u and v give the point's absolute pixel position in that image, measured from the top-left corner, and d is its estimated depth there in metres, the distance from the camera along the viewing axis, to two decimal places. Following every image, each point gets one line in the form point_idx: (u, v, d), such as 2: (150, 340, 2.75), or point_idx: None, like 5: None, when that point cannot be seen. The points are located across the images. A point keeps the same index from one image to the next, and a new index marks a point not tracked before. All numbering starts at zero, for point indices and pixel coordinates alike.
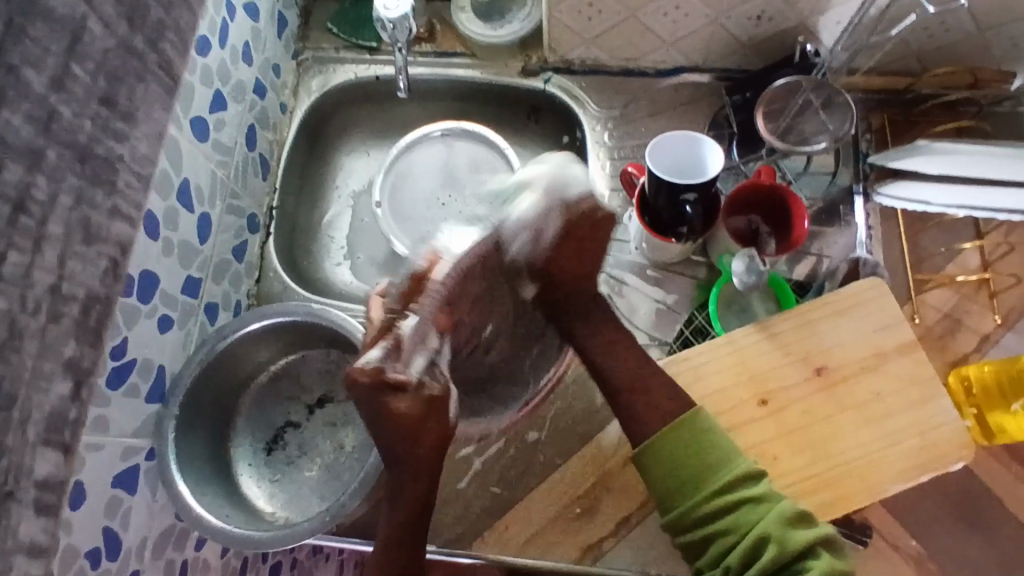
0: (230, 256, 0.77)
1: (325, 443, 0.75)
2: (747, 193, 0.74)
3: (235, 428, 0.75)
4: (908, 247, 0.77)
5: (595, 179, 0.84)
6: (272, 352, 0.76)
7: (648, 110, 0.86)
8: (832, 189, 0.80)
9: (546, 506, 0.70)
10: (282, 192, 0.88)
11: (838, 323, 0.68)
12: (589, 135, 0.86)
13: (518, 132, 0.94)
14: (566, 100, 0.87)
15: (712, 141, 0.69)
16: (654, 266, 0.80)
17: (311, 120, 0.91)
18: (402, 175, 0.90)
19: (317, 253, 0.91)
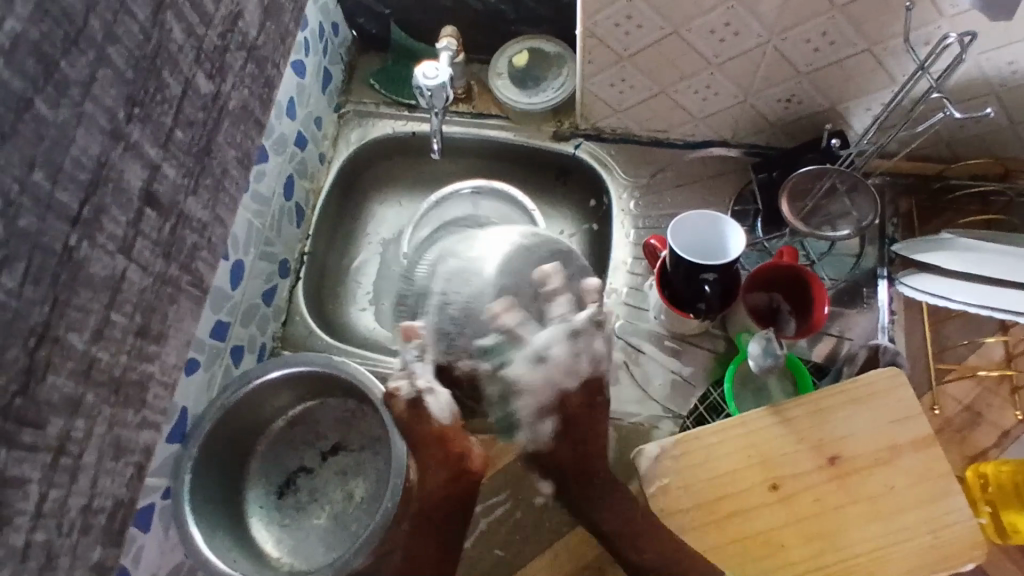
0: (259, 300, 0.80)
1: (336, 491, 0.76)
2: (769, 272, 0.75)
3: (249, 468, 0.77)
4: (930, 336, 0.76)
5: (618, 246, 0.85)
6: (293, 398, 0.78)
7: (675, 180, 0.87)
8: (855, 270, 0.80)
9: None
10: (315, 239, 0.90)
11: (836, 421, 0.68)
12: (615, 202, 0.88)
13: (546, 192, 0.96)
14: (594, 166, 0.90)
15: (736, 223, 0.70)
16: (672, 337, 0.80)
17: (347, 169, 0.94)
18: (429, 228, 0.92)
19: (342, 298, 0.93)
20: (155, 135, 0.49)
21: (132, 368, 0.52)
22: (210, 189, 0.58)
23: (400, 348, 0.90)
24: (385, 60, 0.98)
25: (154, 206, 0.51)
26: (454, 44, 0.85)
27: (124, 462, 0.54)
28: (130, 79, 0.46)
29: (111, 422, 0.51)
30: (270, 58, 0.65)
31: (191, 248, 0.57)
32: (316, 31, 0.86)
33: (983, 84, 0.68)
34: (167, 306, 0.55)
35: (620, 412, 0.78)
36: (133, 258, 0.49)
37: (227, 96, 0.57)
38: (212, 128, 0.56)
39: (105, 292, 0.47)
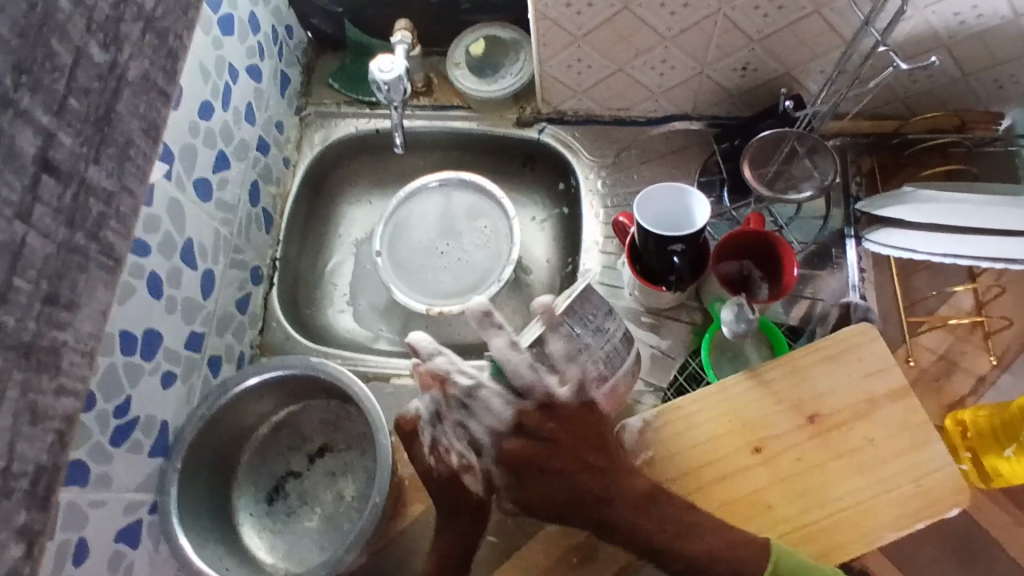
0: (233, 308, 0.80)
1: (325, 493, 0.76)
2: (738, 241, 0.76)
3: (236, 477, 0.77)
4: (900, 289, 0.77)
5: (589, 226, 0.86)
6: (274, 403, 0.78)
7: (640, 157, 0.88)
8: (823, 232, 0.81)
9: (541, 556, 0.71)
10: (286, 243, 0.90)
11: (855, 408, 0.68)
12: (583, 183, 0.88)
13: (515, 178, 0.97)
14: (559, 149, 0.90)
15: (699, 193, 0.71)
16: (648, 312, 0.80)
17: (313, 171, 0.94)
18: (401, 224, 0.91)
19: (319, 300, 0.92)
20: (48, 102, 0.42)
21: (42, 337, 0.44)
22: (116, 160, 0.48)
23: (381, 346, 0.90)
24: (342, 59, 0.98)
25: (52, 173, 0.43)
26: (408, 38, 0.85)
27: (43, 429, 0.46)
28: (15, 45, 0.40)
29: (24, 386, 0.44)
30: (177, 31, 0.51)
31: (100, 218, 0.48)
32: (269, 34, 0.86)
33: (932, 37, 0.69)
34: (76, 276, 0.46)
35: None
36: (33, 224, 0.42)
37: (124, 67, 0.47)
38: (112, 96, 0.46)
39: (5, 256, 0.41)
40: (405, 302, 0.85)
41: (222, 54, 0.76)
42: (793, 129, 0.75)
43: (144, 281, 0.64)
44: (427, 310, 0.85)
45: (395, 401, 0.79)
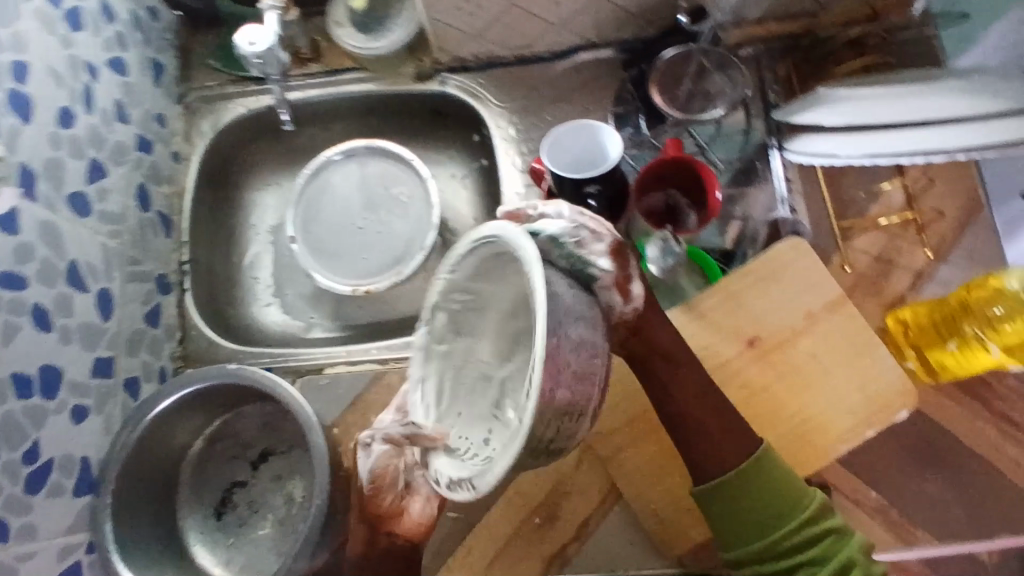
0: (143, 324, 0.75)
1: (275, 498, 0.73)
2: (658, 171, 0.73)
3: (180, 497, 0.73)
4: (829, 195, 0.75)
5: (509, 177, 0.81)
6: (204, 416, 0.74)
7: (550, 95, 0.83)
8: (747, 147, 0.77)
9: (505, 523, 0.70)
10: (192, 244, 0.84)
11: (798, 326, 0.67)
12: (496, 132, 0.83)
13: (427, 136, 0.91)
14: (466, 99, 0.85)
15: (609, 127, 0.67)
16: None
17: (210, 161, 0.87)
18: (311, 205, 0.86)
19: (242, 298, 0.87)
20: None
21: None
22: None
23: (315, 335, 0.86)
24: (220, 35, 0.90)
25: None
26: (279, 1, 0.77)
27: None
28: None
29: None
30: None
31: None
32: (127, 19, 0.78)
33: None
34: None
35: None
36: None
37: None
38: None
39: None
40: (330, 287, 0.81)
41: (73, 51, 0.69)
42: (699, 45, 0.75)
43: (26, 316, 0.59)
44: (355, 291, 0.81)
45: (331, 392, 0.76)
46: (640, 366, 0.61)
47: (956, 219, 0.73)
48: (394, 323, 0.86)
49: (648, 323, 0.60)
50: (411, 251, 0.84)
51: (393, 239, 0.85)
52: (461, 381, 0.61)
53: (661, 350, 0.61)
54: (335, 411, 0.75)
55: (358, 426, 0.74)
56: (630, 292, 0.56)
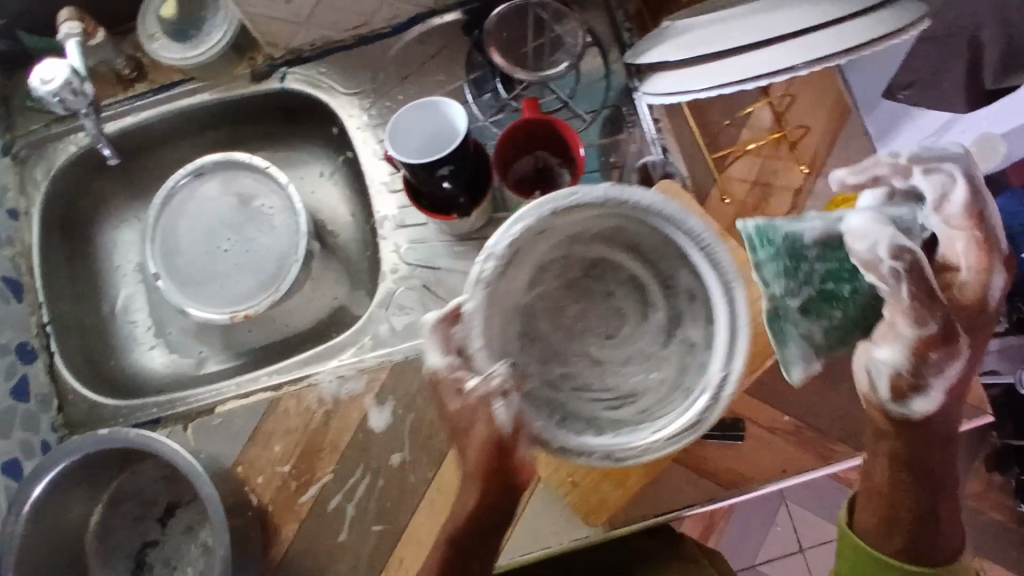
0: (10, 400, 0.70)
1: (192, 549, 0.70)
2: (520, 136, 0.69)
3: (91, 572, 0.69)
4: (697, 127, 0.73)
5: (373, 167, 0.77)
6: (94, 484, 0.69)
7: (400, 73, 0.78)
8: (609, 93, 0.74)
9: (431, 525, 0.68)
10: (52, 302, 0.78)
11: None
12: (350, 123, 0.78)
13: (285, 138, 0.85)
14: (311, 92, 0.79)
15: (453, 102, 0.64)
16: (460, 240, 0.75)
17: (53, 209, 0.80)
18: (170, 234, 0.80)
19: (123, 346, 0.82)
20: None
21: None
22: None
23: (209, 369, 0.81)
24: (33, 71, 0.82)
25: None
26: (77, 26, 0.73)
27: None
28: None
29: None
30: None
31: None
32: None
33: None
34: None
35: None
36: None
37: None
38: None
39: None
40: (205, 319, 0.75)
41: None
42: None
43: None
44: (233, 318, 0.75)
45: (227, 430, 0.72)
46: (933, 442, 0.47)
47: (825, 131, 0.73)
48: (288, 340, 0.82)
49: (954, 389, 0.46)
50: (287, 263, 0.79)
51: (266, 255, 0.80)
52: (510, 331, 0.57)
53: (943, 432, 0.47)
54: (236, 448, 0.71)
55: (263, 459, 0.71)
56: (925, 393, 0.45)
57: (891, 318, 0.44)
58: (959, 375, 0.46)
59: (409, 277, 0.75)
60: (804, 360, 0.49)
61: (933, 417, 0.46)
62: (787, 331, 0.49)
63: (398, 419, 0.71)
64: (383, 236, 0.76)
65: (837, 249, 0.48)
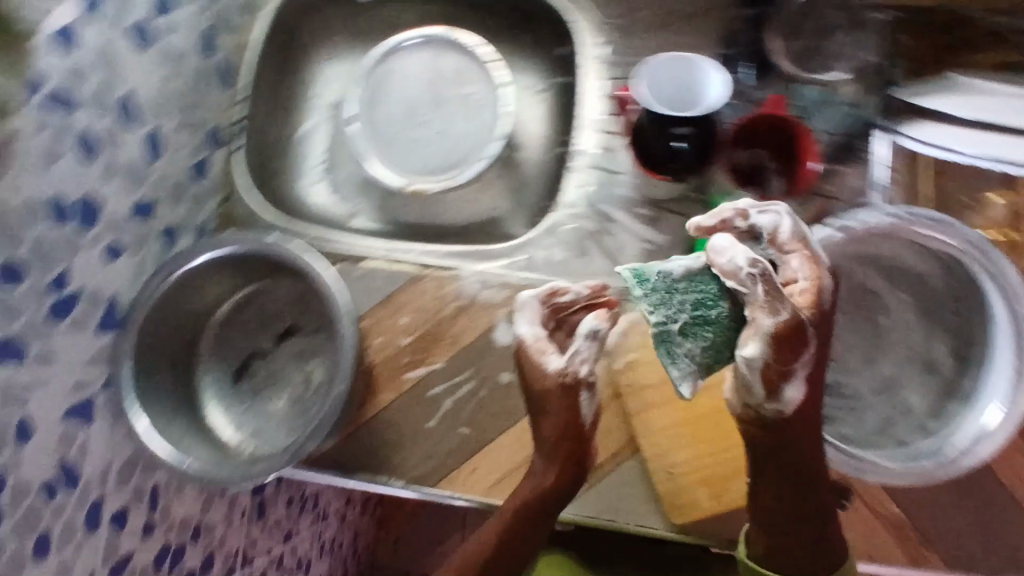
0: (189, 175, 0.72)
1: (293, 374, 0.72)
2: (753, 127, 0.68)
3: (201, 355, 0.73)
4: (931, 191, 0.68)
5: (589, 101, 0.76)
6: (232, 280, 0.72)
7: (655, 21, 0.76)
8: (853, 122, 0.71)
9: (515, 451, 0.69)
10: (250, 102, 0.80)
11: (859, 323, 0.65)
12: (586, 50, 0.77)
13: (511, 40, 0.85)
14: (560, 6, 0.78)
15: (716, 67, 0.59)
16: (646, 203, 0.73)
17: (281, 19, 0.82)
18: (377, 86, 0.82)
19: (291, 170, 0.85)
20: None
21: None
22: None
23: (356, 224, 0.83)
24: None
25: None
26: None
27: None
28: None
29: None
30: None
31: None
32: None
33: None
34: None
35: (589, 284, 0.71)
36: None
37: None
38: None
39: None
40: (380, 179, 0.78)
41: None
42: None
43: (72, 143, 0.57)
44: (405, 187, 0.77)
45: (367, 284, 0.74)
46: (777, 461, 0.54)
47: None
48: (437, 228, 0.83)
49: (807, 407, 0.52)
50: (471, 156, 0.80)
51: (453, 141, 0.81)
52: None
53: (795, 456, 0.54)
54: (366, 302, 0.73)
55: (387, 323, 0.73)
56: (784, 394, 0.50)
57: (751, 315, 0.49)
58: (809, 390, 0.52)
59: (582, 216, 0.74)
60: (688, 378, 0.54)
61: (801, 411, 0.52)
62: (673, 351, 0.54)
63: None
64: (573, 167, 0.75)
65: (699, 282, 0.54)
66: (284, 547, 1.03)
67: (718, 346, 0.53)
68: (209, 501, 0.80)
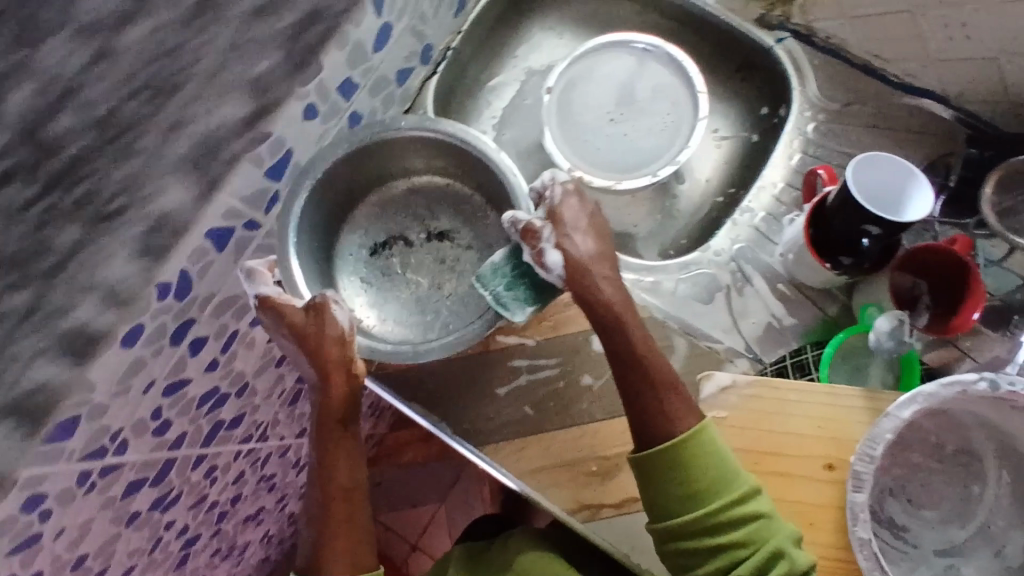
0: (392, 77, 0.75)
1: (428, 275, 0.77)
2: (930, 254, 0.65)
3: (357, 215, 0.79)
4: None
5: (774, 166, 0.76)
6: (423, 164, 0.77)
7: (872, 120, 0.76)
8: (1016, 294, 0.71)
9: (565, 449, 0.69)
10: (466, 38, 0.84)
11: (953, 482, 0.62)
12: (793, 118, 0.77)
13: (719, 82, 0.85)
14: (787, 69, 0.78)
15: (929, 189, 0.59)
16: (788, 282, 0.73)
17: None
18: (583, 69, 0.83)
19: (468, 112, 0.88)
20: None
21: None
22: None
23: None
24: None
25: None
26: None
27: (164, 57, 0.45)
28: None
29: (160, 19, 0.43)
30: None
31: None
32: None
33: None
34: None
35: (700, 331, 0.72)
36: None
37: None
38: None
39: None
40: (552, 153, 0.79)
41: None
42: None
43: None
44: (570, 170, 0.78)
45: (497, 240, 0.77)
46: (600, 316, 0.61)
47: None
48: None
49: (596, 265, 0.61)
50: (641, 170, 0.81)
51: (634, 150, 0.81)
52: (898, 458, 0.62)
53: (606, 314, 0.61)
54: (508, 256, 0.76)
55: None
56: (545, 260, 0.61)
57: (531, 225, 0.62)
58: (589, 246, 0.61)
59: (722, 268, 0.74)
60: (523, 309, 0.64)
61: (572, 266, 0.61)
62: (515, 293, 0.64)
63: None
64: (734, 220, 0.75)
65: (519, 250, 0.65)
66: (293, 441, 1.07)
67: (535, 285, 0.64)
68: (263, 367, 0.85)
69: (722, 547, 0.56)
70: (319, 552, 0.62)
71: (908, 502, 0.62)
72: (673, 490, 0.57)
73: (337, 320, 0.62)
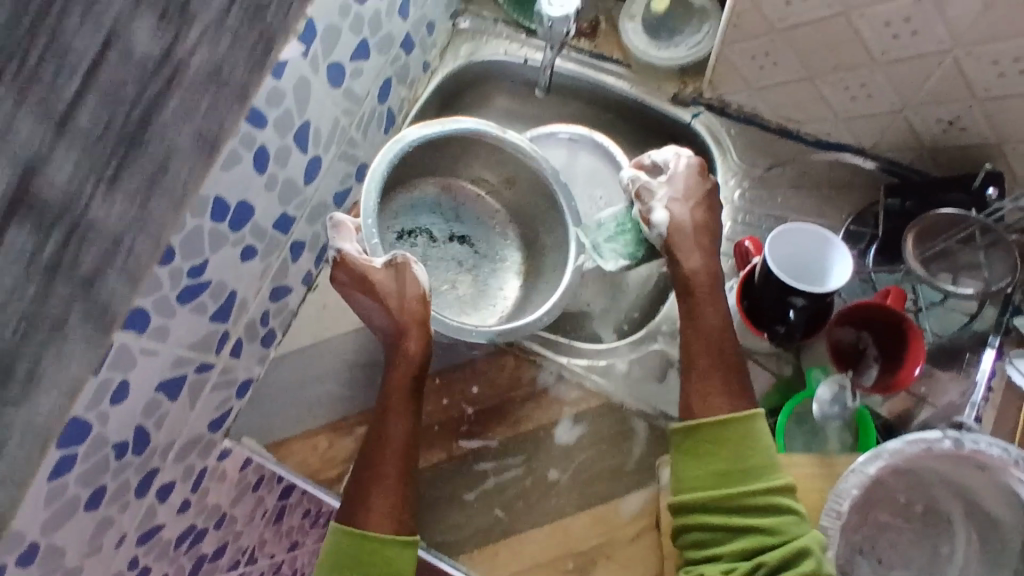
0: (329, 201, 0.78)
1: (445, 274, 0.83)
2: (868, 310, 0.66)
3: (398, 195, 0.83)
4: None
5: None
6: (492, 175, 0.84)
7: (793, 180, 0.78)
8: (964, 332, 0.71)
9: (540, 548, 0.69)
10: None
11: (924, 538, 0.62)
12: (719, 188, 0.79)
13: (649, 157, 0.88)
14: (707, 141, 0.81)
15: (847, 253, 0.61)
16: (738, 349, 0.74)
17: (451, 82, 0.89)
18: None
19: None
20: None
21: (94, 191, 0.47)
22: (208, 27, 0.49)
23: None
24: None
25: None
26: None
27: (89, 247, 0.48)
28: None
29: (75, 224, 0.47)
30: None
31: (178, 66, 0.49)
32: None
33: None
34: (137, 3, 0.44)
35: (656, 409, 0.73)
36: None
37: None
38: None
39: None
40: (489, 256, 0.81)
41: None
42: (982, 217, 0.66)
43: (252, 153, 0.62)
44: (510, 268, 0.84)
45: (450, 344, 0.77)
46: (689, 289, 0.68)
47: None
48: None
49: (694, 244, 0.69)
50: None
51: None
52: (864, 523, 0.62)
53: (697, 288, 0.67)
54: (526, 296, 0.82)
55: (457, 388, 0.75)
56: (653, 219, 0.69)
57: (638, 186, 0.70)
58: (694, 216, 0.69)
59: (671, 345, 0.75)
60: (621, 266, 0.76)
61: (681, 226, 0.69)
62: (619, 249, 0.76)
63: (579, 446, 0.72)
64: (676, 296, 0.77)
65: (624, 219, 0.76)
66: (286, 557, 1.06)
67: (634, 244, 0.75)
68: (240, 495, 0.85)
69: (744, 531, 0.58)
70: (361, 501, 0.66)
71: (878, 563, 0.61)
72: (709, 464, 0.61)
73: (414, 277, 0.69)
